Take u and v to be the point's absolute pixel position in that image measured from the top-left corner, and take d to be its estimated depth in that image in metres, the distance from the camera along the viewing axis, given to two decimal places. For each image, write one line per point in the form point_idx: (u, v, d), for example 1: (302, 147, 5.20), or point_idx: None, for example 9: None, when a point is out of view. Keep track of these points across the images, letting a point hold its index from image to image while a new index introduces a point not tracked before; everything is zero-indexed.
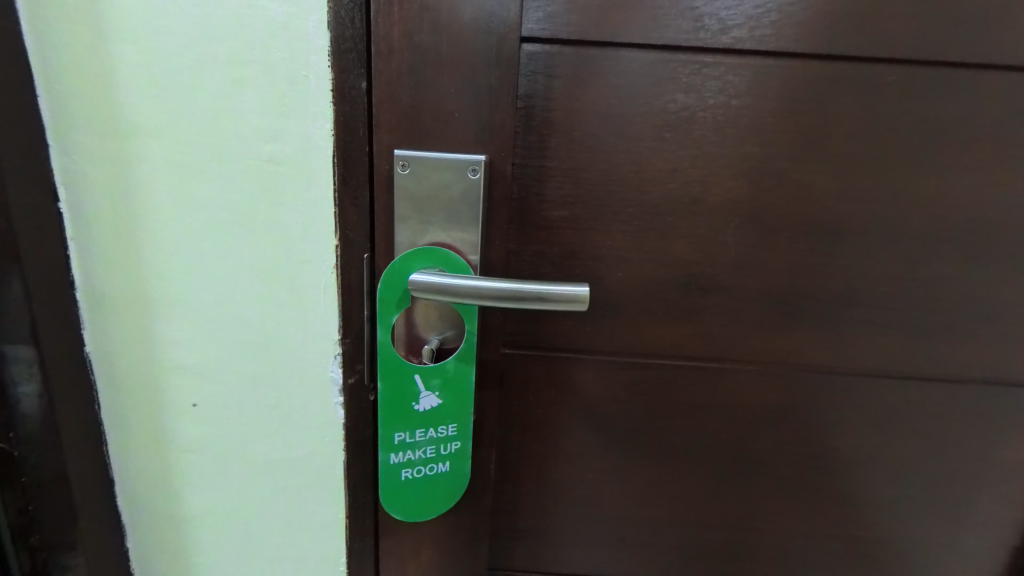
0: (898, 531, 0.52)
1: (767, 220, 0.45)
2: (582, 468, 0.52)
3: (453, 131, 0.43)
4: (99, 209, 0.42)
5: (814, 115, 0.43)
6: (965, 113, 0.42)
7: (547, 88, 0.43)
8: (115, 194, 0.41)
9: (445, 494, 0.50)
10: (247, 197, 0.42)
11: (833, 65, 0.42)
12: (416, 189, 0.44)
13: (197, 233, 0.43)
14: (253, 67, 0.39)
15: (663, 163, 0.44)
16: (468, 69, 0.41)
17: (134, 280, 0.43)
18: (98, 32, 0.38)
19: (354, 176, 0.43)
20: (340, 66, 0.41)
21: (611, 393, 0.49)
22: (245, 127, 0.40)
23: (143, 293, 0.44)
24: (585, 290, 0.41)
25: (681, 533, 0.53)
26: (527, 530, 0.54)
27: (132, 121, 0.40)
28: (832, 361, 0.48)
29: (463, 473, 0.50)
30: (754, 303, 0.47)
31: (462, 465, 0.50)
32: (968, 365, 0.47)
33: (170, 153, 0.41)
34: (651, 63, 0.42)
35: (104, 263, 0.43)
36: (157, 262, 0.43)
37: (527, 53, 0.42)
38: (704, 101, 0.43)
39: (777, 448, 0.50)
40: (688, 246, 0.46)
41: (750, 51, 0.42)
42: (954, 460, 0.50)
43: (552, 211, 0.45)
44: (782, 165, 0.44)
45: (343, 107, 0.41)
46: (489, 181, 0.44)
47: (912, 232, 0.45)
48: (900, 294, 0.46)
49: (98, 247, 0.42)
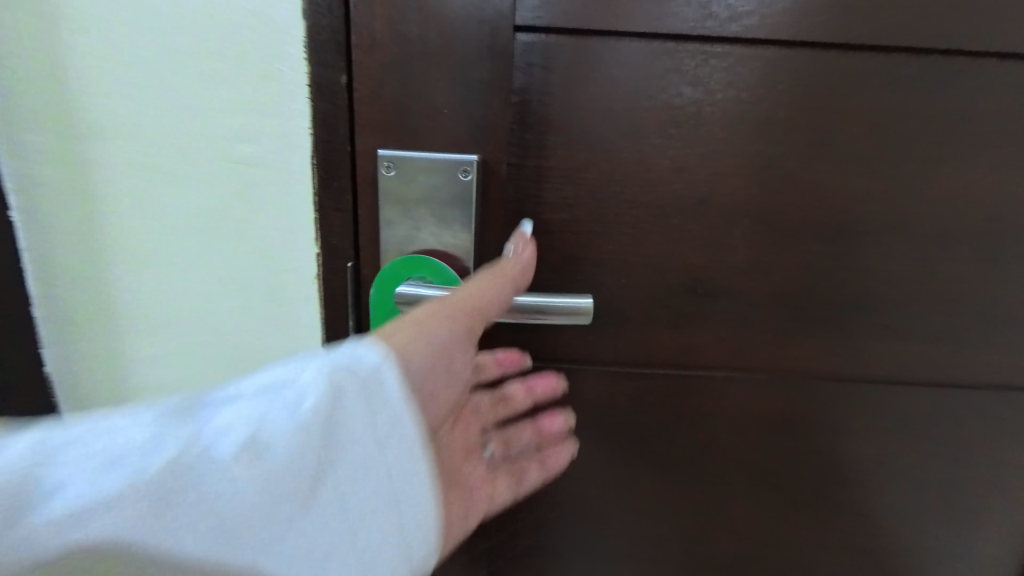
0: (912, 541, 0.50)
1: (776, 222, 0.42)
2: (583, 484, 0.49)
3: (441, 129, 0.39)
4: (54, 212, 0.40)
5: (828, 109, 0.40)
6: (984, 105, 0.40)
7: (543, 81, 0.39)
8: (71, 195, 0.40)
9: None
10: (220, 201, 0.40)
11: (849, 57, 0.39)
12: (403, 190, 0.40)
13: (166, 238, 0.41)
14: (222, 62, 0.37)
15: (668, 161, 0.41)
16: (458, 60, 0.38)
17: (99, 290, 0.42)
18: (45, 25, 0.36)
19: (335, 178, 0.40)
20: (316, 58, 0.37)
21: (615, 405, 0.47)
22: (216, 127, 0.38)
23: (108, 303, 0.42)
24: (588, 302, 0.39)
25: (689, 547, 0.51)
26: (530, 553, 0.51)
27: (88, 121, 0.38)
28: (843, 367, 0.45)
29: None
30: (763, 308, 0.44)
31: None
32: (982, 369, 0.45)
33: (137, 158, 0.39)
34: (654, 54, 0.39)
35: (63, 272, 0.41)
36: (121, 270, 0.42)
37: (522, 43, 0.38)
38: (712, 95, 0.40)
39: (789, 459, 0.48)
40: (695, 250, 0.43)
41: (759, 40, 0.39)
42: (967, 466, 0.48)
43: (549, 213, 0.42)
44: (793, 164, 0.41)
45: (321, 103, 0.38)
46: (483, 182, 0.40)
47: (927, 231, 0.43)
48: (914, 296, 0.44)
49: (57, 256, 0.41)
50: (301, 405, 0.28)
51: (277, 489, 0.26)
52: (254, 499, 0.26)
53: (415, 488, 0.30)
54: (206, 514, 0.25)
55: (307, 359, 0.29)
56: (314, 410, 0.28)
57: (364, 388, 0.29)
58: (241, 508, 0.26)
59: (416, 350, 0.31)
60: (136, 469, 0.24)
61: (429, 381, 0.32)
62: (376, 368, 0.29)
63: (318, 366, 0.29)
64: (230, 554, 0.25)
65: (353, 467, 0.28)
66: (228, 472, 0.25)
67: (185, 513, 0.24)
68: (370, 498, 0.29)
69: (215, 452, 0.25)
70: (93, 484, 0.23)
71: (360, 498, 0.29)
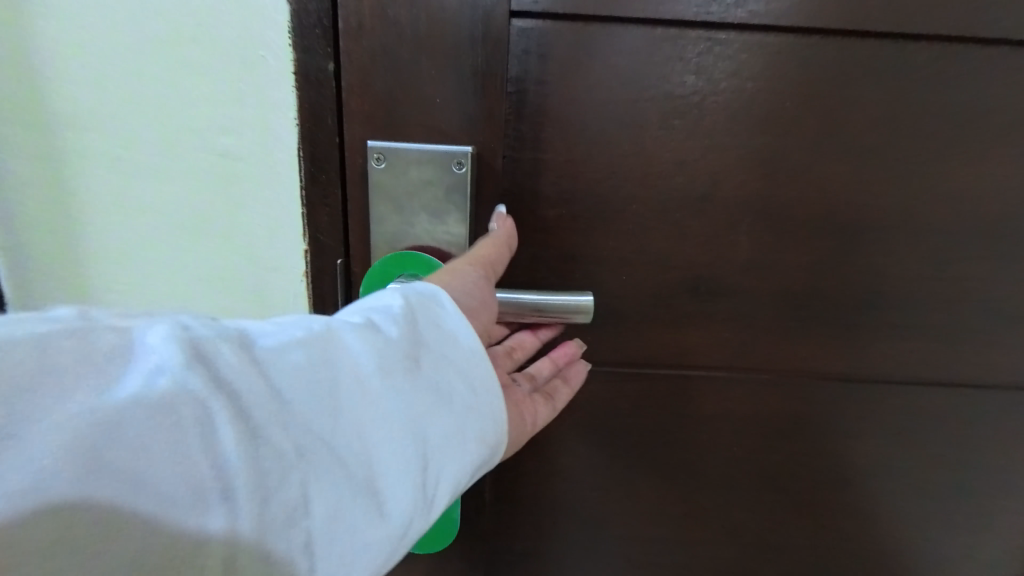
0: (916, 545, 0.49)
1: (782, 218, 0.41)
2: (582, 487, 0.48)
3: (434, 121, 0.37)
4: (34, 204, 0.40)
5: (837, 100, 0.38)
6: (999, 96, 0.38)
7: (540, 70, 0.37)
8: (51, 189, 0.39)
9: (432, 535, 0.44)
10: (201, 197, 0.39)
11: (861, 44, 0.37)
12: (394, 183, 0.38)
13: (146, 234, 0.40)
14: (198, 50, 0.35)
15: (671, 154, 0.40)
16: (451, 46, 0.35)
17: (82, 283, 0.42)
18: (17, 15, 0.35)
19: (323, 171, 0.38)
20: (302, 46, 0.35)
21: (615, 406, 0.45)
22: (194, 119, 0.37)
23: (91, 297, 0.42)
24: (589, 299, 0.37)
25: (690, 551, 0.49)
26: (527, 556, 0.50)
27: (65, 114, 0.37)
28: (849, 368, 0.44)
29: (452, 516, 0.43)
30: (768, 307, 0.43)
31: (451, 507, 0.43)
32: (992, 369, 0.44)
33: (119, 149, 0.38)
34: (656, 41, 0.37)
35: (45, 265, 0.42)
36: (103, 265, 0.41)
37: (517, 29, 0.36)
38: (715, 85, 0.38)
39: (793, 461, 0.46)
40: (698, 247, 0.42)
41: (766, 27, 0.37)
42: (975, 469, 0.47)
43: (546, 209, 0.41)
44: (800, 158, 0.40)
45: (307, 92, 0.36)
46: (477, 175, 0.38)
47: (939, 228, 0.41)
48: (923, 294, 0.42)
49: (41, 250, 0.41)
50: (386, 316, 0.28)
51: (368, 388, 0.25)
52: (345, 398, 0.25)
53: (484, 410, 0.29)
54: (300, 409, 0.23)
55: (377, 293, 0.30)
56: (399, 319, 0.28)
57: (433, 306, 0.30)
58: (333, 406, 0.24)
59: (461, 279, 0.32)
60: (244, 352, 0.23)
61: (478, 307, 0.32)
62: (435, 292, 0.30)
63: (393, 292, 0.30)
64: (321, 460, 0.24)
65: (436, 379, 0.28)
66: (315, 365, 0.24)
67: (284, 403, 0.23)
68: (450, 413, 0.28)
69: (314, 346, 0.25)
70: (206, 364, 0.22)
71: (439, 410, 0.27)
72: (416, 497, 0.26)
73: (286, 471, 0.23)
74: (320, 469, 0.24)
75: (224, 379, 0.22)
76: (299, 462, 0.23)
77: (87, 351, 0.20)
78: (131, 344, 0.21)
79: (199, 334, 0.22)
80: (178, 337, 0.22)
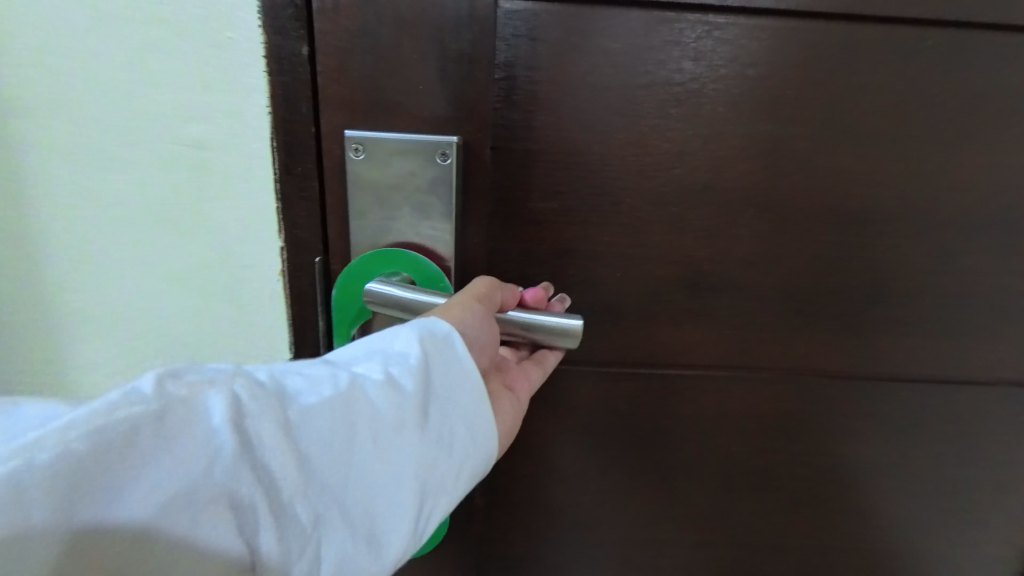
0: (916, 542, 0.48)
1: (784, 211, 0.39)
2: (578, 492, 0.46)
3: (417, 108, 0.35)
4: None
5: (842, 88, 0.37)
6: (1006, 84, 0.37)
7: (530, 54, 0.35)
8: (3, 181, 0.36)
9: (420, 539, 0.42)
10: (165, 191, 0.36)
11: (866, 29, 0.36)
12: (374, 177, 0.36)
13: (106, 232, 0.37)
14: (158, 29, 0.32)
15: (669, 145, 0.38)
16: (435, 28, 0.33)
17: (37, 284, 0.39)
18: None
19: (299, 163, 0.35)
20: (273, 26, 0.32)
21: (610, 408, 0.44)
22: (156, 105, 0.34)
23: (48, 300, 0.39)
24: (579, 324, 0.34)
25: (687, 553, 0.48)
26: (521, 562, 0.48)
27: (12, 99, 0.34)
28: (850, 364, 0.43)
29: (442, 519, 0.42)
30: (769, 303, 0.41)
31: None
32: (993, 365, 0.43)
33: (72, 140, 0.35)
34: (653, 25, 0.35)
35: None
36: (60, 266, 0.38)
37: (506, 10, 0.34)
38: (714, 71, 0.36)
39: (792, 460, 0.45)
40: (697, 241, 0.40)
41: (768, 10, 0.35)
42: (975, 466, 0.46)
43: (538, 202, 0.38)
44: (802, 148, 0.38)
45: (280, 77, 0.33)
46: (463, 167, 0.36)
47: (942, 221, 0.40)
48: (925, 289, 0.41)
49: None
50: (406, 369, 0.27)
51: (389, 448, 0.25)
52: (367, 464, 0.25)
53: (479, 454, 0.30)
54: (328, 480, 0.23)
55: (393, 328, 0.29)
56: (416, 372, 0.27)
57: (444, 355, 0.29)
58: (357, 470, 0.24)
59: (473, 313, 0.32)
60: (284, 422, 0.22)
61: (488, 339, 0.32)
62: (450, 334, 0.29)
63: (407, 334, 0.28)
64: (340, 533, 0.24)
65: (444, 437, 0.28)
66: (337, 422, 0.24)
67: (315, 474, 0.23)
68: (452, 468, 0.28)
69: (343, 405, 0.24)
70: (241, 425, 0.21)
71: (443, 469, 0.28)
72: (412, 543, 0.27)
73: (314, 538, 0.23)
74: (339, 535, 0.24)
75: (265, 463, 0.22)
76: (321, 537, 0.23)
77: (148, 430, 0.19)
78: (193, 422, 0.20)
79: (246, 406, 0.22)
80: (230, 413, 0.21)
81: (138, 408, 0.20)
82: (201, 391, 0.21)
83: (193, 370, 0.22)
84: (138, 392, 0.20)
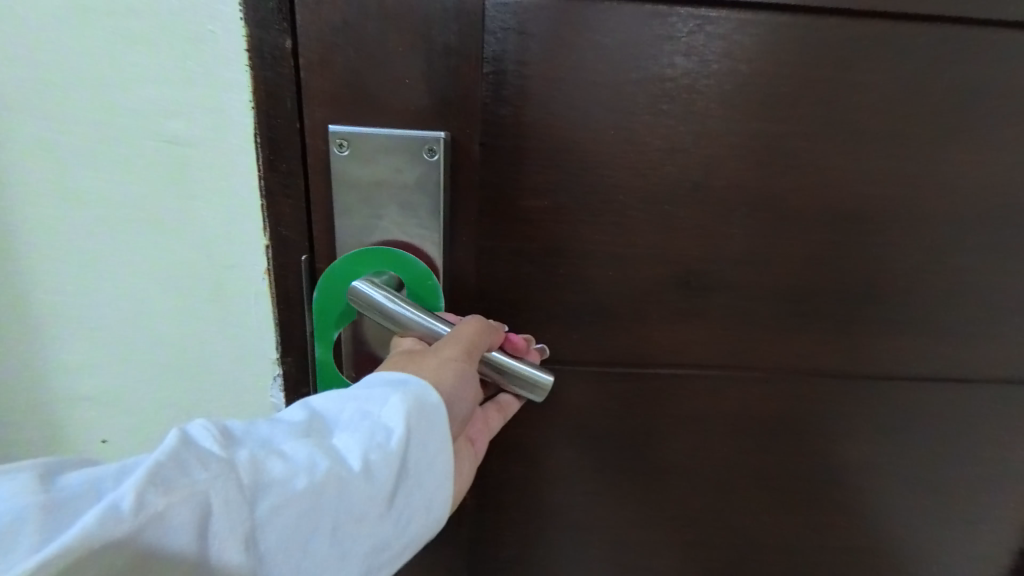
0: (907, 540, 0.48)
1: (777, 209, 0.39)
2: (569, 492, 0.45)
3: (404, 103, 0.34)
4: None
5: (835, 84, 0.36)
6: (999, 81, 0.37)
7: (520, 48, 0.34)
8: None
9: None
10: (145, 188, 0.35)
11: (861, 24, 0.35)
12: (360, 174, 0.35)
13: (83, 230, 0.36)
14: (135, 20, 0.31)
15: (661, 141, 0.37)
16: (422, 20, 0.32)
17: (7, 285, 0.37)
18: None
19: (282, 159, 0.34)
20: (255, 17, 0.31)
21: (602, 408, 0.43)
22: (133, 99, 0.33)
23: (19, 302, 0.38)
24: (549, 380, 0.34)
25: (679, 553, 0.48)
26: (512, 563, 0.48)
27: None
28: (843, 363, 0.43)
29: None
30: (761, 302, 0.41)
31: None
32: (984, 363, 0.43)
33: (44, 134, 0.33)
34: (644, 19, 0.34)
35: None
36: (33, 266, 0.37)
37: (494, 3, 0.33)
38: (707, 67, 0.36)
39: (785, 460, 0.45)
40: (689, 239, 0.39)
41: (761, 4, 0.34)
42: (966, 464, 0.46)
43: (528, 200, 0.38)
44: (795, 144, 0.37)
45: (262, 71, 0.32)
46: (451, 163, 0.35)
47: (935, 219, 0.40)
48: (918, 287, 0.41)
49: None
50: (385, 453, 0.27)
51: (348, 538, 0.25)
52: (325, 555, 0.25)
53: (437, 529, 0.30)
54: None
55: (380, 390, 0.28)
56: (394, 456, 0.27)
57: (423, 431, 0.28)
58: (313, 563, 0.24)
59: (461, 372, 0.32)
60: (248, 527, 0.22)
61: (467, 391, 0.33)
62: (439, 405, 0.29)
63: (394, 403, 0.28)
64: None
65: (409, 518, 0.28)
66: (302, 518, 0.24)
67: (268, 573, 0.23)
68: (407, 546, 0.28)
69: (312, 498, 0.24)
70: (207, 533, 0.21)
71: (397, 548, 0.28)
72: None
73: None
74: None
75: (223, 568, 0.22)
76: None
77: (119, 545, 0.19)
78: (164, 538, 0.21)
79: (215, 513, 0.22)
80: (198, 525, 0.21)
81: (113, 531, 0.19)
82: (177, 504, 0.21)
83: (173, 465, 0.22)
84: (113, 509, 0.20)
